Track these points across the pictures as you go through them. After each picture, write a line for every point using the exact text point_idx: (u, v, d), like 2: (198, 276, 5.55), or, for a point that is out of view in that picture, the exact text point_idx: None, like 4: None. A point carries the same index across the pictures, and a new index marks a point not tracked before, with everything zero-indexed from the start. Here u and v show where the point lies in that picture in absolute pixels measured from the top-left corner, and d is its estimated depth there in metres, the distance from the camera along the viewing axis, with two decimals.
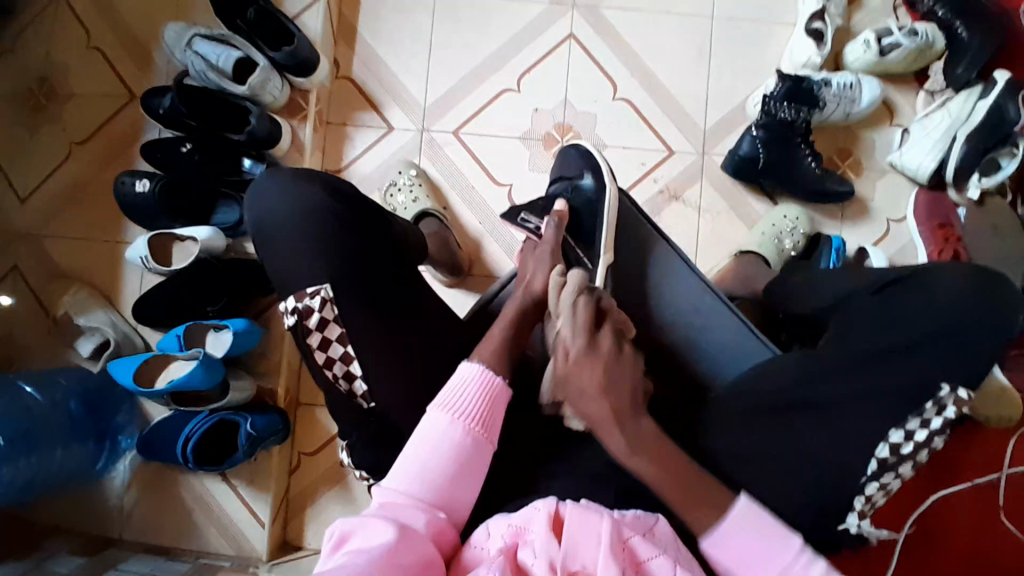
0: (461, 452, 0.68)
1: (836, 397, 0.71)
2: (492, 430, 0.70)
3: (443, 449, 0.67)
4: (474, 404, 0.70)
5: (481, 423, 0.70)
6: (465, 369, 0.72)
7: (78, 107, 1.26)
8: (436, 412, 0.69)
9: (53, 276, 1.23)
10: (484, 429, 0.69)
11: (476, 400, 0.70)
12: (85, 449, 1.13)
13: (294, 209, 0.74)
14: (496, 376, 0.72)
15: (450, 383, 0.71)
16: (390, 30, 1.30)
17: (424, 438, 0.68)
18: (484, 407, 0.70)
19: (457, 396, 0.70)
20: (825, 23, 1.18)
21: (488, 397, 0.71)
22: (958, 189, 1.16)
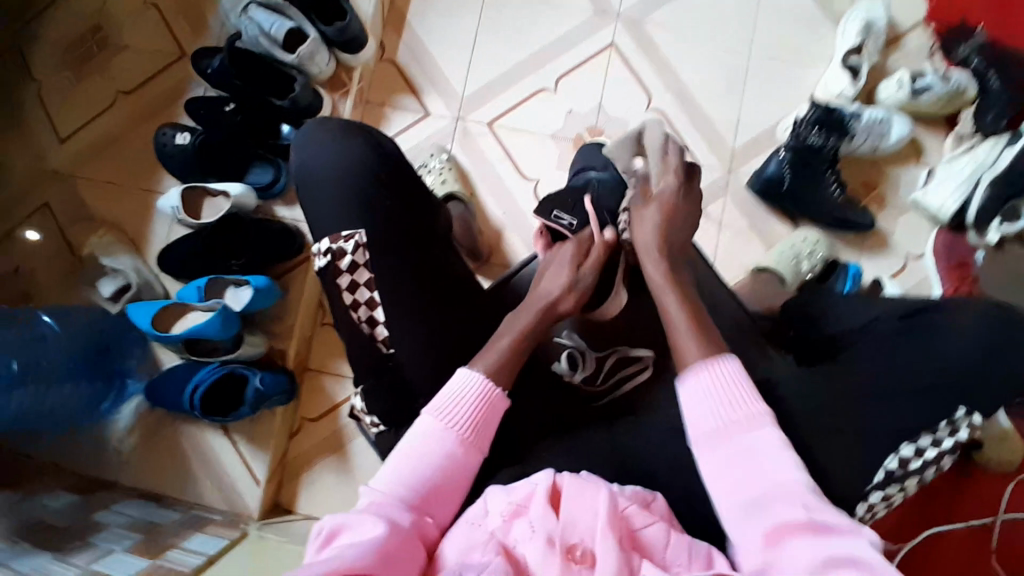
0: (452, 462, 0.72)
1: (861, 409, 0.75)
2: (484, 438, 0.75)
3: (434, 457, 0.72)
4: (467, 416, 0.74)
5: (472, 433, 0.74)
6: (463, 377, 0.76)
7: (129, 58, 1.30)
8: (430, 421, 0.74)
9: (84, 217, 1.26)
10: (476, 438, 0.74)
11: (471, 408, 0.75)
12: (92, 387, 1.13)
13: (342, 162, 0.81)
14: (495, 388, 0.76)
15: (445, 390, 0.76)
16: (438, 20, 1.34)
17: (417, 447, 0.73)
18: (478, 415, 0.75)
19: (453, 407, 0.74)
20: (861, 58, 1.22)
21: (481, 408, 0.75)
22: (978, 233, 1.17)
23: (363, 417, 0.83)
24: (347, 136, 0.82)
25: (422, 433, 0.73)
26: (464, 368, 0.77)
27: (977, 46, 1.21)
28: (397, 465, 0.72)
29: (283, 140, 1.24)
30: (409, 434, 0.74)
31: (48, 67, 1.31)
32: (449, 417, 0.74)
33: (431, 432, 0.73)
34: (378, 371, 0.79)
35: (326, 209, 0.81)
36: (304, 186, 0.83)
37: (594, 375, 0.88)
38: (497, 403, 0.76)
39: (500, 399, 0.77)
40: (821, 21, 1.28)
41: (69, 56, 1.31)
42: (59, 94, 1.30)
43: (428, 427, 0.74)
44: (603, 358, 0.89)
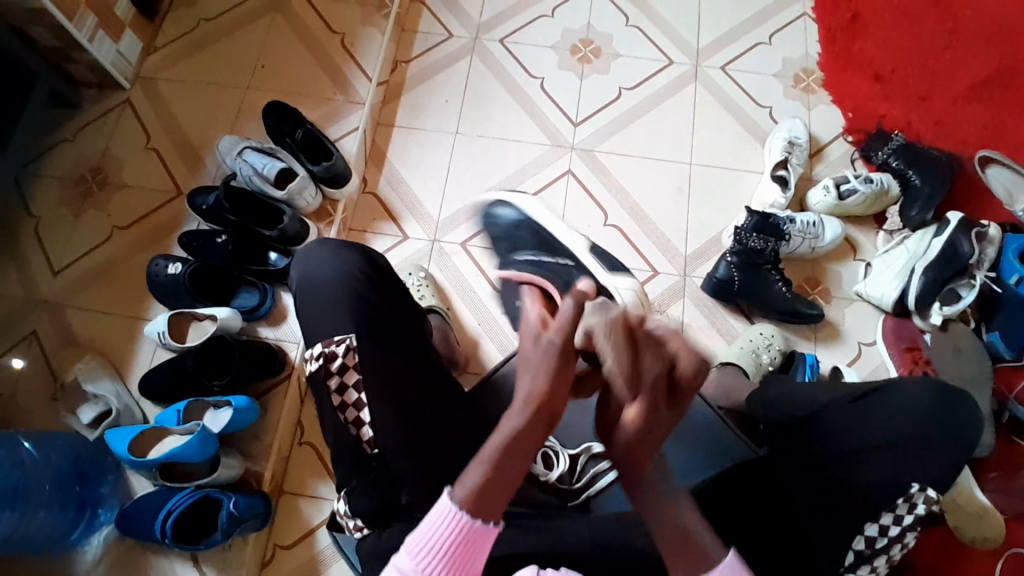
0: None
1: (798, 488, 0.84)
2: (468, 571, 0.65)
3: None
4: (447, 554, 0.64)
5: (457, 566, 0.64)
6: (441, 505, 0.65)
7: (127, 196, 1.42)
8: (404, 559, 0.65)
9: (70, 344, 1.30)
10: (458, 573, 0.64)
11: (449, 542, 0.64)
12: (64, 515, 1.10)
13: (335, 270, 0.91)
14: (472, 517, 0.64)
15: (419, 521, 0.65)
16: (415, 156, 1.50)
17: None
18: (459, 549, 0.64)
19: (427, 543, 0.64)
20: (788, 171, 1.39)
21: (462, 544, 0.64)
22: (922, 316, 1.27)
23: (346, 521, 0.83)
24: (341, 250, 0.94)
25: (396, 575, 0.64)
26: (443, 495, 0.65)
27: (894, 149, 1.40)
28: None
29: (271, 266, 1.33)
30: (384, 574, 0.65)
31: (46, 202, 1.41)
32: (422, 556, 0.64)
33: (404, 572, 0.64)
34: (363, 469, 0.83)
35: (317, 314, 0.90)
36: (300, 293, 0.93)
37: (567, 474, 0.94)
38: (482, 534, 0.65)
39: (488, 530, 0.65)
40: (749, 143, 1.47)
41: (67, 194, 1.42)
42: (55, 227, 1.39)
43: (401, 566, 0.65)
44: (575, 457, 0.94)
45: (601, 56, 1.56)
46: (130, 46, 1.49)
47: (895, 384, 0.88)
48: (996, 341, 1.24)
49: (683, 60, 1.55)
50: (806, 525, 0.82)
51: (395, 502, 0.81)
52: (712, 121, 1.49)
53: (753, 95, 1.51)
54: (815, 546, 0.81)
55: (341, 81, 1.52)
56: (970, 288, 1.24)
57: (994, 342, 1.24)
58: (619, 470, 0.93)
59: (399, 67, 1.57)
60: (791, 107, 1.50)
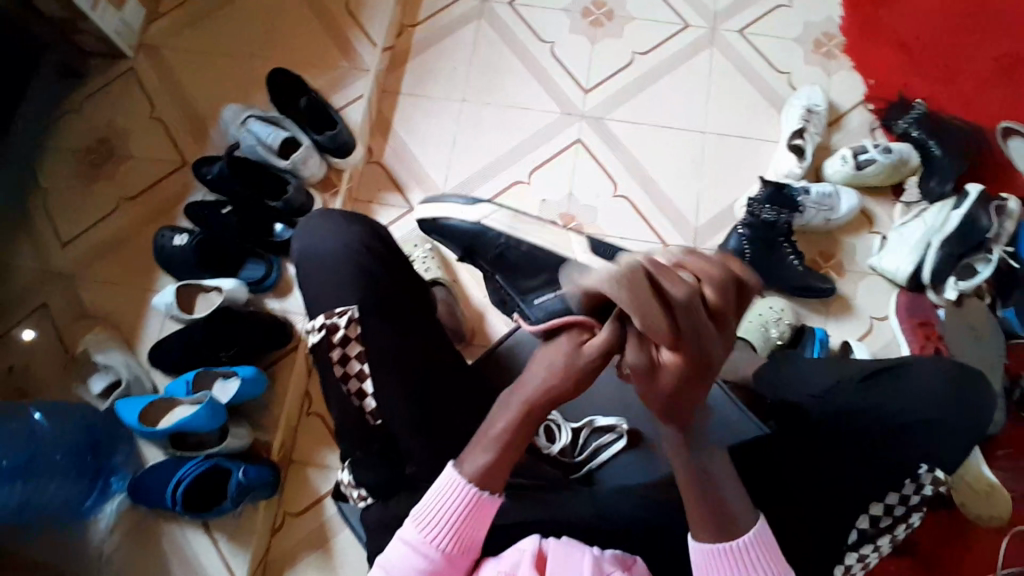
0: (432, 568, 0.69)
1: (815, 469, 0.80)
2: (467, 543, 0.70)
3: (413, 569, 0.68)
4: (452, 523, 0.69)
5: (458, 537, 0.69)
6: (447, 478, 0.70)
7: (132, 167, 1.41)
8: (410, 529, 0.70)
9: (81, 316, 1.31)
10: (456, 542, 0.69)
11: (452, 514, 0.69)
12: (78, 483, 1.15)
13: (339, 244, 0.90)
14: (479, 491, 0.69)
15: (426, 493, 0.70)
16: (421, 124, 1.47)
17: (396, 559, 0.69)
18: (462, 520, 0.69)
19: (431, 514, 0.69)
20: (805, 140, 1.35)
21: (467, 514, 0.69)
22: (937, 291, 1.25)
23: (350, 491, 0.84)
24: (344, 224, 0.93)
25: (403, 544, 0.69)
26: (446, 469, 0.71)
27: (915, 119, 1.35)
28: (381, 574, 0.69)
29: (277, 237, 1.32)
30: (391, 545, 0.70)
31: (52, 174, 1.41)
32: (426, 525, 0.69)
33: (408, 540, 0.69)
34: (368, 442, 0.84)
35: (320, 289, 0.89)
36: (303, 266, 0.92)
37: (570, 446, 0.94)
38: (488, 504, 0.70)
39: (493, 501, 0.70)
40: (765, 111, 1.42)
41: (72, 165, 1.41)
42: (62, 198, 1.39)
43: (406, 536, 0.70)
44: (578, 430, 0.95)
45: (613, 20, 1.50)
46: (132, 13, 1.47)
47: (907, 366, 0.87)
48: (1011, 317, 1.21)
49: (699, 23, 1.49)
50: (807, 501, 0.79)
51: (398, 477, 0.82)
52: (727, 88, 1.44)
53: (772, 60, 1.46)
54: (829, 525, 0.79)
55: (345, 47, 1.49)
56: (987, 263, 1.21)
57: (1008, 318, 1.21)
58: (621, 443, 0.93)
59: (406, 32, 1.53)
60: (810, 73, 1.44)
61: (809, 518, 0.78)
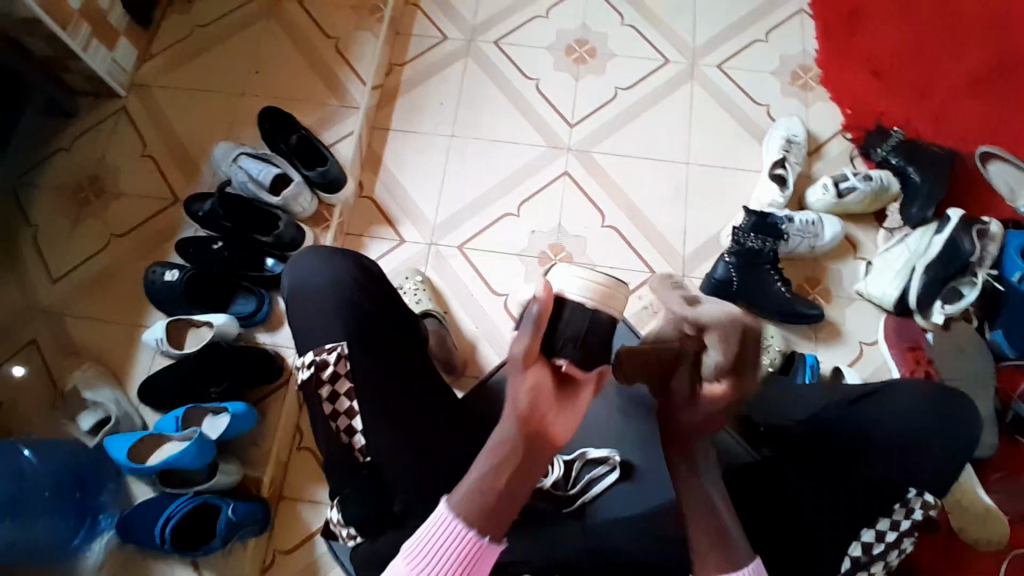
0: None
1: (811, 495, 0.80)
2: None
3: None
4: (444, 567, 0.66)
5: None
6: (442, 518, 0.66)
7: (124, 204, 1.42)
8: (401, 564, 0.67)
9: (70, 352, 1.31)
10: None
11: (449, 557, 0.66)
12: (64, 522, 1.11)
13: (327, 278, 0.91)
14: (477, 534, 0.66)
15: (419, 533, 0.67)
16: (411, 160, 1.49)
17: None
18: (458, 563, 0.66)
19: (423, 555, 0.66)
20: (787, 169, 1.37)
21: (463, 559, 0.66)
22: (923, 315, 1.26)
23: (340, 530, 0.83)
24: (332, 257, 0.94)
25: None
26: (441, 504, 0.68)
27: (893, 146, 1.38)
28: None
29: (266, 271, 1.32)
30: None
31: (45, 212, 1.42)
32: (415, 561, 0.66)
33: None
34: (356, 478, 0.83)
35: (309, 322, 0.90)
36: (291, 300, 0.93)
37: (563, 480, 0.91)
38: (485, 551, 0.66)
39: (490, 546, 0.67)
40: (747, 142, 1.46)
41: (66, 201, 1.43)
42: (54, 236, 1.40)
43: (396, 568, 0.68)
44: (570, 461, 0.93)
45: (596, 57, 1.55)
46: (126, 54, 1.50)
47: (890, 388, 0.88)
48: (999, 339, 1.23)
49: (680, 59, 1.53)
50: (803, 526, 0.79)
51: (387, 511, 0.80)
52: (709, 120, 1.48)
53: (751, 93, 1.50)
54: (823, 552, 0.78)
55: (336, 85, 1.52)
56: (972, 286, 1.22)
57: (998, 340, 1.23)
58: (615, 474, 0.92)
59: (394, 70, 1.57)
60: (789, 105, 1.48)
61: (804, 546, 0.78)
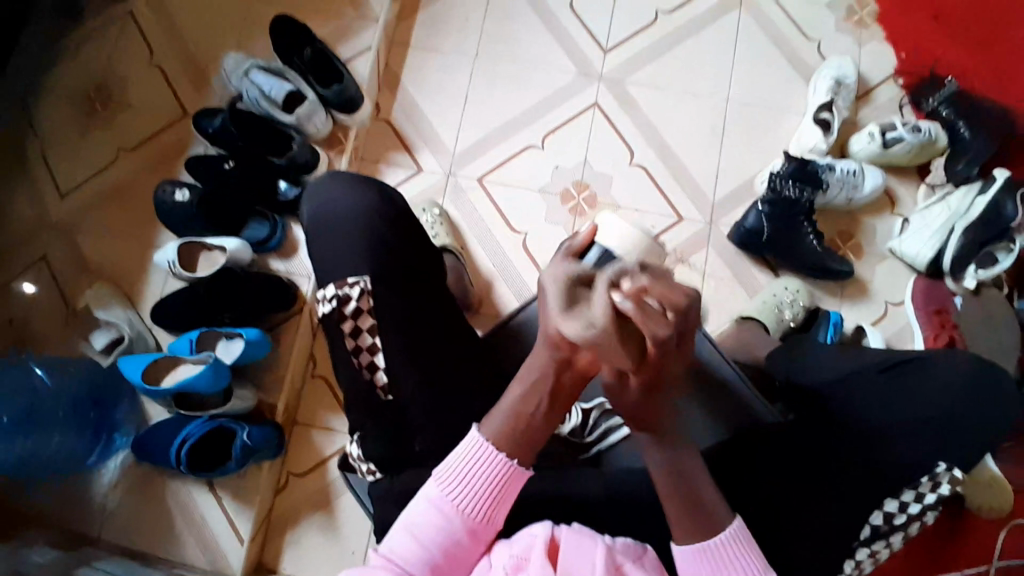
0: (456, 536, 0.68)
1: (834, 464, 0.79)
2: (495, 511, 0.70)
3: (437, 533, 0.68)
4: (482, 490, 0.69)
5: (486, 505, 0.69)
6: (473, 440, 0.71)
7: (131, 116, 1.35)
8: (437, 488, 0.70)
9: (81, 271, 1.29)
10: (484, 512, 0.69)
11: (483, 479, 0.69)
12: (82, 437, 1.14)
13: (348, 212, 0.87)
14: (506, 457, 0.70)
15: (452, 457, 0.70)
16: (432, 84, 1.40)
17: (422, 517, 0.69)
18: (494, 486, 0.70)
19: (458, 477, 0.70)
20: (833, 114, 1.28)
21: (497, 483, 0.70)
22: (955, 278, 1.21)
23: (359, 465, 0.82)
24: (355, 187, 0.90)
25: (427, 499, 0.70)
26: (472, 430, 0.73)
27: (946, 97, 1.30)
28: (404, 528, 0.69)
29: (281, 197, 1.27)
30: (411, 505, 0.70)
31: (49, 122, 1.35)
32: (455, 482, 0.69)
33: (434, 501, 0.69)
34: (377, 412, 0.81)
35: (329, 260, 0.86)
36: (310, 234, 0.89)
37: (580, 428, 0.91)
38: (517, 477, 0.71)
39: (519, 473, 0.71)
40: (792, 82, 1.36)
41: (70, 112, 1.36)
42: (59, 149, 1.34)
43: (432, 492, 0.70)
44: (588, 411, 0.91)
45: None
46: None
47: (931, 360, 0.85)
48: None
49: None
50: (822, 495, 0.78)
51: (407, 452, 0.80)
52: (754, 54, 1.38)
53: (802, 27, 1.38)
54: (844, 520, 0.77)
55: None
56: (1008, 252, 1.17)
57: None
58: None
59: None
60: (842, 42, 1.37)
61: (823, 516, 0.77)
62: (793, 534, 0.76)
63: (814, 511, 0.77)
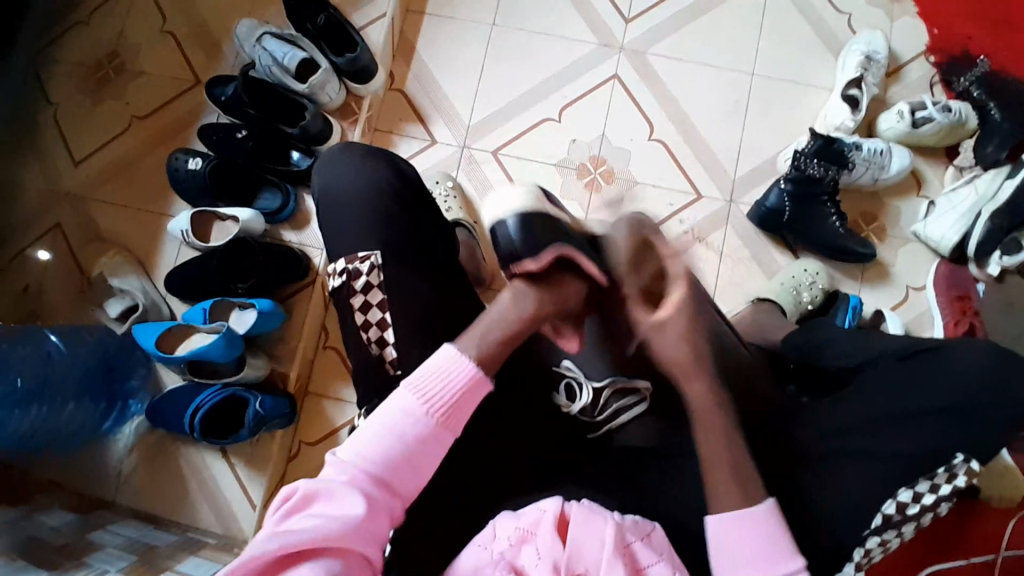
0: (421, 438, 0.67)
1: (845, 450, 0.77)
2: (459, 418, 0.70)
3: (403, 435, 0.66)
4: (450, 398, 0.69)
5: (451, 413, 0.69)
6: (448, 355, 0.71)
7: (143, 84, 1.34)
8: (411, 396, 0.68)
9: (95, 239, 1.29)
10: (449, 418, 0.69)
11: (451, 387, 0.69)
12: (95, 407, 1.17)
13: (364, 185, 0.87)
14: (476, 368, 0.71)
15: (423, 367, 0.70)
16: (448, 55, 1.37)
17: (389, 417, 0.67)
18: (459, 396, 0.69)
19: (429, 383, 0.69)
20: (862, 91, 1.24)
21: (463, 394, 0.70)
22: (979, 265, 1.17)
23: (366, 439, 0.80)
24: (366, 161, 0.89)
25: (398, 406, 0.68)
26: (444, 346, 0.71)
27: (977, 77, 1.25)
28: (371, 434, 0.66)
29: (294, 166, 1.25)
30: (380, 408, 0.68)
31: (62, 87, 1.34)
32: (429, 394, 0.68)
33: (401, 404, 0.68)
34: (382, 394, 0.80)
35: (340, 236, 0.85)
36: (320, 208, 0.88)
37: (591, 407, 0.85)
38: (479, 387, 0.71)
39: (482, 383, 0.71)
40: (820, 56, 1.31)
41: (83, 78, 1.35)
42: (73, 116, 1.34)
43: (405, 399, 0.68)
44: (600, 389, 0.85)
45: None
46: None
47: (952, 347, 0.79)
48: None
49: None
50: (832, 482, 0.76)
51: None
52: (782, 26, 1.32)
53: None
54: (856, 509, 0.74)
55: None
56: None
57: None
58: (643, 407, 0.84)
59: None
60: (874, 15, 1.31)
61: (834, 503, 0.75)
62: (800, 520, 0.76)
63: (823, 500, 0.76)
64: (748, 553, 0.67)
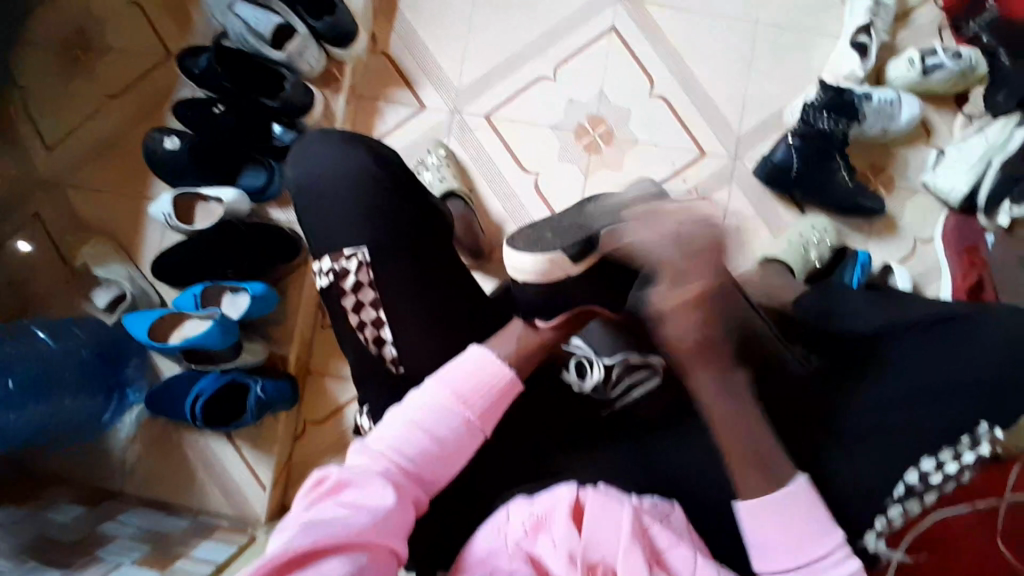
0: (453, 437, 0.67)
1: (866, 421, 0.74)
2: (489, 421, 0.70)
3: (436, 434, 0.67)
4: (483, 399, 0.70)
5: (484, 414, 0.69)
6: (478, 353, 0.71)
7: (112, 58, 1.26)
8: (446, 396, 0.68)
9: (76, 227, 1.24)
10: (481, 420, 0.69)
11: (485, 386, 0.70)
12: (94, 399, 1.12)
13: (352, 165, 0.81)
14: (509, 370, 0.72)
15: (457, 365, 0.71)
16: (432, 13, 1.29)
17: (422, 415, 0.67)
18: (492, 397, 0.70)
19: (464, 384, 0.70)
20: (871, 37, 1.18)
21: (496, 396, 0.70)
22: (988, 215, 1.13)
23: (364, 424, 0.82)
24: (350, 143, 0.83)
25: (433, 403, 0.68)
26: (478, 349, 0.72)
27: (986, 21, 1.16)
28: (402, 427, 0.67)
29: (276, 140, 1.20)
30: (413, 403, 0.68)
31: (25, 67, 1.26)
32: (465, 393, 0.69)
33: (436, 401, 0.68)
34: (392, 382, 0.78)
35: (332, 219, 0.80)
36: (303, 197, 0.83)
37: (602, 384, 0.81)
38: (511, 388, 0.72)
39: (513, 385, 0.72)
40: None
41: (45, 55, 1.26)
42: (39, 97, 1.26)
43: (439, 398, 0.68)
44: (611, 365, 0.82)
45: None
46: None
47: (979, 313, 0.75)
48: None
49: None
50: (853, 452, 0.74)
51: None
52: None
53: None
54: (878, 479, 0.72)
55: None
56: None
57: None
58: (658, 380, 0.80)
59: None
60: None
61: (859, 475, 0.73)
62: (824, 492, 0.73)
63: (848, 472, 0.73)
64: (782, 536, 0.64)
